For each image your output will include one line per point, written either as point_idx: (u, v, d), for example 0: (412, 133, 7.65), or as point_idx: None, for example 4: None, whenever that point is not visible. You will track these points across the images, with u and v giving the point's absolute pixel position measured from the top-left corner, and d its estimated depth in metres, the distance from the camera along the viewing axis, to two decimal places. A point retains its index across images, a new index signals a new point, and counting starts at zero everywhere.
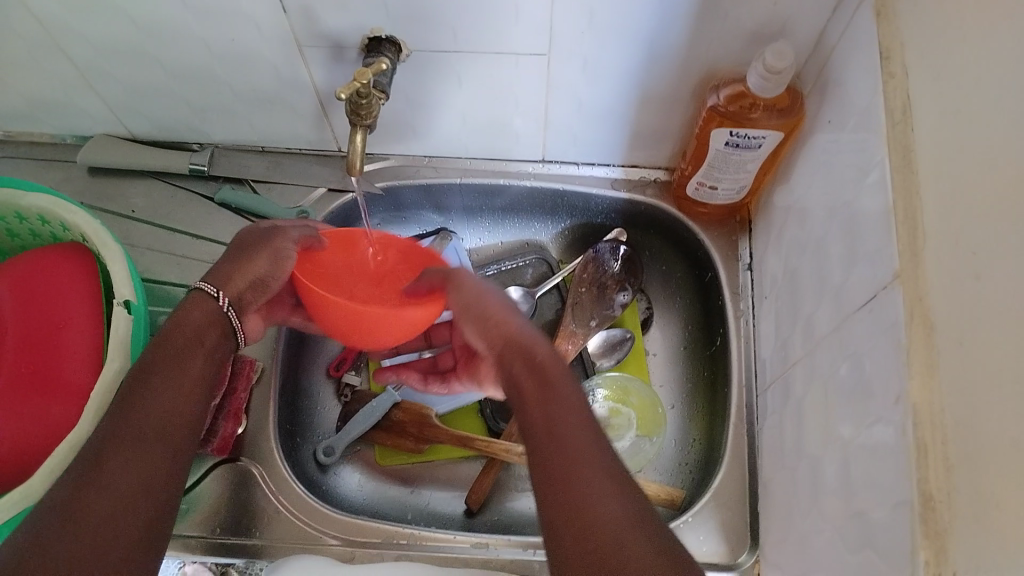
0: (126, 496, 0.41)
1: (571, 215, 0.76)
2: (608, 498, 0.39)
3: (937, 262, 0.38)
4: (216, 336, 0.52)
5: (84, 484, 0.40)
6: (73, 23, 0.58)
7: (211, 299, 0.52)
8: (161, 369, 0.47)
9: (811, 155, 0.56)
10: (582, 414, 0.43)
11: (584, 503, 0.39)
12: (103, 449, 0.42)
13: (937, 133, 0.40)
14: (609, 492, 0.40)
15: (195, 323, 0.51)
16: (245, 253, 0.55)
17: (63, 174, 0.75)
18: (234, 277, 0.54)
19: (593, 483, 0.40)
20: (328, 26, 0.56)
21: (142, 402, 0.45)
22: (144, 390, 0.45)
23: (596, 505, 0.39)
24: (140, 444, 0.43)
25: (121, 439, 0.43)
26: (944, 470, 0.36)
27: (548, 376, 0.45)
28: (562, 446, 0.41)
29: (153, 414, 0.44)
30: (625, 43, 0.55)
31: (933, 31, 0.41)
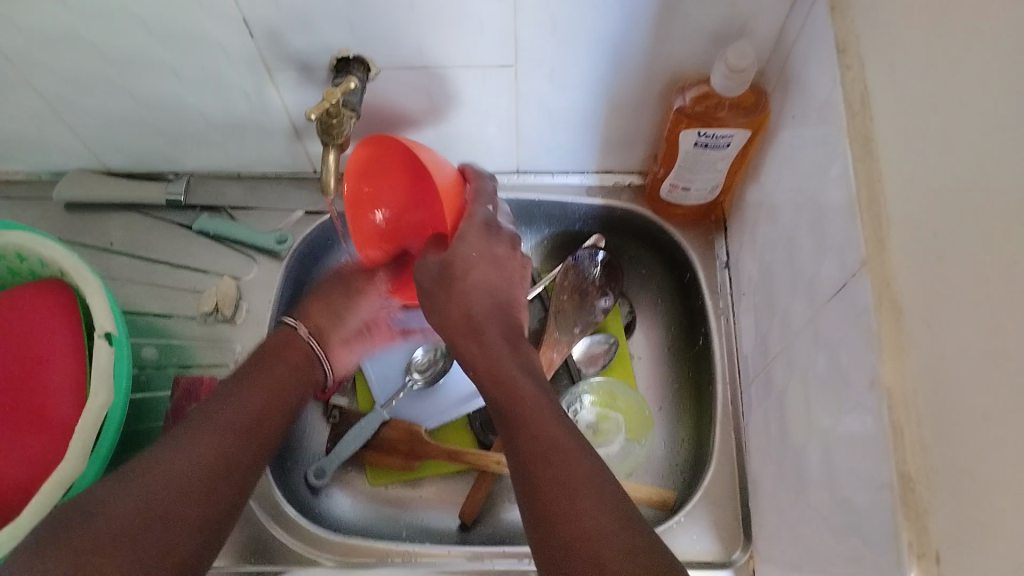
0: (186, 492, 0.47)
1: (549, 224, 0.76)
2: (585, 476, 0.43)
3: (903, 248, 0.39)
4: (303, 361, 0.63)
5: (155, 470, 0.47)
6: (43, 59, 0.58)
7: (295, 335, 0.64)
8: (256, 373, 0.58)
9: (778, 151, 0.56)
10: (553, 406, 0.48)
11: (560, 477, 0.43)
12: (199, 427, 0.51)
13: (895, 121, 0.41)
14: (587, 484, 0.43)
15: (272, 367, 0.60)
16: (325, 292, 0.69)
17: (40, 211, 0.75)
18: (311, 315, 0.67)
19: (577, 467, 0.43)
20: (296, 49, 0.56)
21: (234, 400, 0.54)
22: (238, 388, 0.56)
23: (576, 478, 0.43)
24: (205, 457, 0.49)
25: (216, 423, 0.52)
26: (921, 449, 0.36)
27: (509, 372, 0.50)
28: (536, 441, 0.45)
29: (222, 436, 0.51)
30: (589, 50, 0.56)
31: (885, 21, 0.42)
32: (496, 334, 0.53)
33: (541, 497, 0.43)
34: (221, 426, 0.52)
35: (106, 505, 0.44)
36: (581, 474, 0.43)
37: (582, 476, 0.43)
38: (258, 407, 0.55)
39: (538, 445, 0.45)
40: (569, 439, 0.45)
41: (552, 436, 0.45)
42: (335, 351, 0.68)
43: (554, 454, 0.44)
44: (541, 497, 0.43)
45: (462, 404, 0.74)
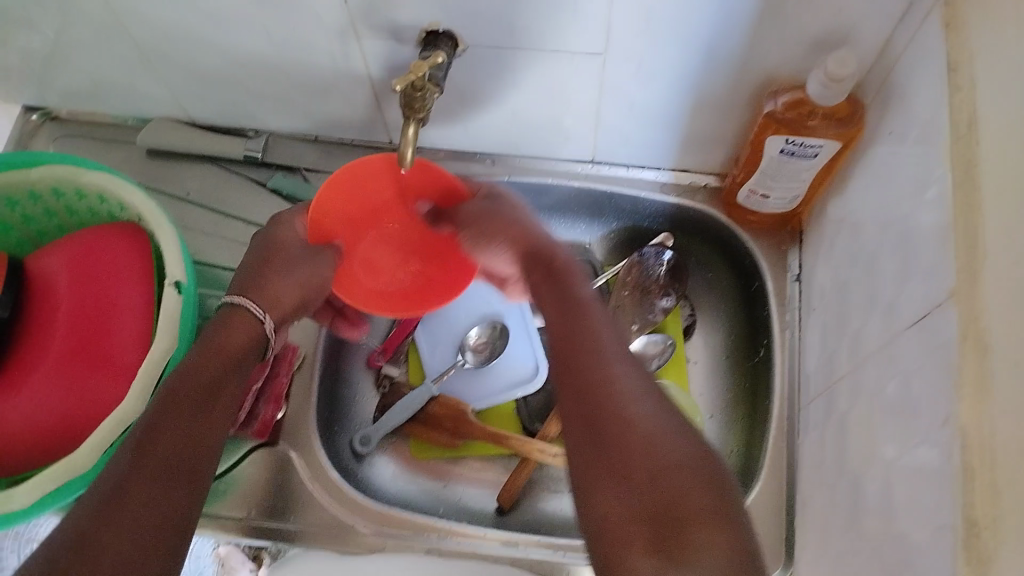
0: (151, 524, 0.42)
1: (618, 217, 0.75)
2: (624, 375, 0.45)
3: (996, 283, 0.37)
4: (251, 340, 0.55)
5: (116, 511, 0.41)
6: (140, 8, 0.60)
7: (249, 313, 0.56)
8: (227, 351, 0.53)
9: (869, 167, 0.54)
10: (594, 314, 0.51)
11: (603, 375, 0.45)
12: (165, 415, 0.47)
13: (1004, 149, 0.39)
14: (638, 405, 0.43)
15: (215, 345, 0.53)
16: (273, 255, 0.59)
17: (123, 156, 0.77)
18: (275, 292, 0.58)
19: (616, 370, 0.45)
20: (386, 18, 0.56)
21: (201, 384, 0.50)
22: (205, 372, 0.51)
23: (616, 377, 0.45)
24: (164, 478, 0.44)
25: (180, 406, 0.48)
26: (992, 495, 0.35)
27: (564, 282, 0.54)
28: (588, 373, 0.45)
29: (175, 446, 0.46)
30: (682, 45, 0.55)
31: (1006, 41, 0.40)
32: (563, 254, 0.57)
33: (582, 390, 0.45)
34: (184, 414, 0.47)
35: (67, 564, 0.39)
36: (632, 395, 0.44)
37: (636, 399, 0.44)
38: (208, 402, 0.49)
39: (588, 363, 0.46)
40: (622, 364, 0.46)
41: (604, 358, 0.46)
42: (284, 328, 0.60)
43: (608, 375, 0.45)
44: (591, 406, 0.44)
45: (513, 387, 0.74)
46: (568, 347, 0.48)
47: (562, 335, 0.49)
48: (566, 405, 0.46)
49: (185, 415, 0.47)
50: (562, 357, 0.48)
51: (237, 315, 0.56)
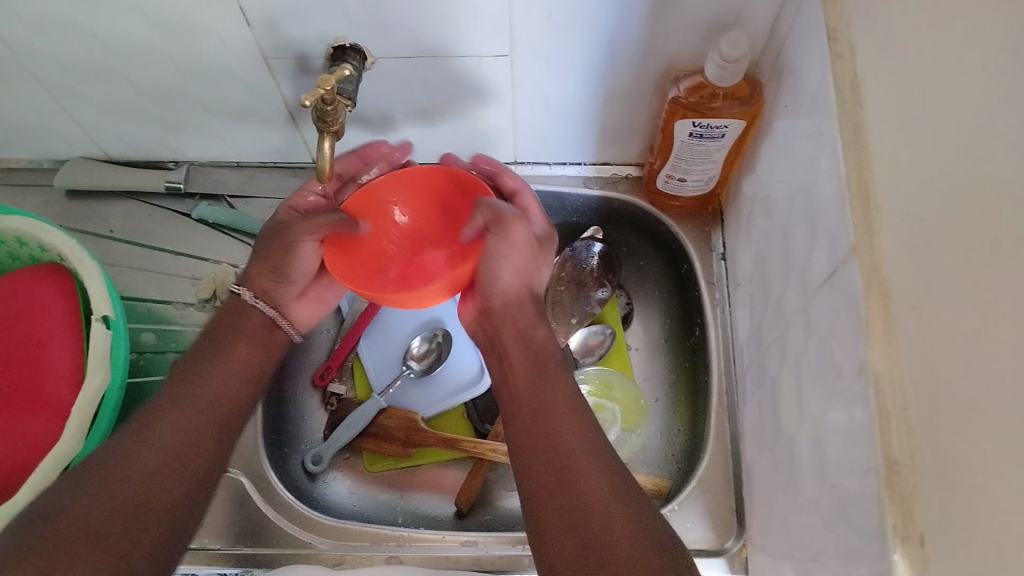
0: (148, 494, 0.45)
1: (547, 215, 0.77)
2: (607, 498, 0.44)
3: (892, 236, 0.39)
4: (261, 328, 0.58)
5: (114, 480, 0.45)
6: (42, 48, 0.59)
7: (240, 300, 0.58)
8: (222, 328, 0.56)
9: (772, 141, 0.57)
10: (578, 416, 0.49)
11: (581, 495, 0.44)
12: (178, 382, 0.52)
13: (885, 109, 0.41)
14: (614, 517, 0.43)
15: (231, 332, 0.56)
16: (264, 247, 0.58)
17: (41, 199, 0.75)
18: (258, 273, 0.58)
19: (592, 482, 0.45)
20: (293, 37, 0.57)
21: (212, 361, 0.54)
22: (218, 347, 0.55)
23: (596, 496, 0.44)
24: (170, 451, 0.48)
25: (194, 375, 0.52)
26: (907, 433, 0.37)
27: (541, 369, 0.52)
28: (569, 489, 0.45)
29: (187, 423, 0.49)
30: (586, 39, 0.56)
31: (877, 9, 0.42)
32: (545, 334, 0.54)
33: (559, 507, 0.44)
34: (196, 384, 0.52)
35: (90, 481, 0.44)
36: (584, 459, 0.46)
37: (587, 463, 0.46)
38: (222, 384, 0.53)
39: (545, 432, 0.48)
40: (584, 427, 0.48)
41: (561, 422, 0.48)
42: (290, 307, 0.60)
43: (564, 441, 0.47)
44: (543, 473, 0.46)
45: (461, 391, 0.75)
46: (530, 415, 0.49)
47: (527, 405, 0.50)
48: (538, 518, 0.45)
49: (190, 398, 0.51)
50: (530, 432, 0.48)
51: (241, 307, 0.58)
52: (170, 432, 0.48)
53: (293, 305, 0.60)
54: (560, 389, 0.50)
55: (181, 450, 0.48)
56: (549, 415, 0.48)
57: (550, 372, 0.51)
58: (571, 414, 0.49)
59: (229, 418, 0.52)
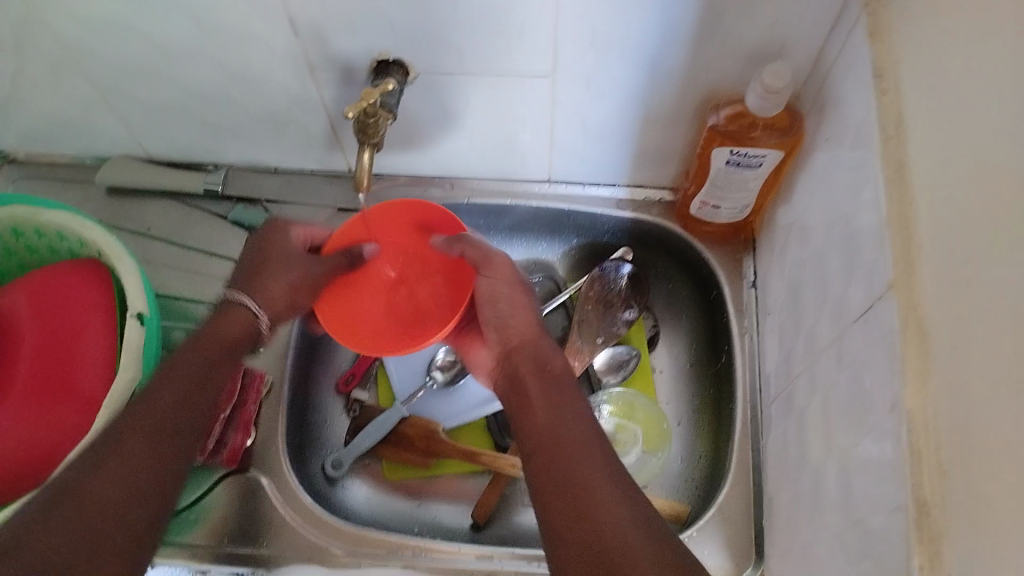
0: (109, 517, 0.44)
1: (578, 234, 0.77)
2: (609, 489, 0.45)
3: (932, 276, 0.39)
4: (244, 326, 0.57)
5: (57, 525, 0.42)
6: (94, 47, 0.60)
7: (242, 305, 0.58)
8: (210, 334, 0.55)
9: (810, 173, 0.57)
10: (582, 414, 0.50)
11: (583, 486, 0.45)
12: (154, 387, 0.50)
13: (929, 148, 0.41)
14: (619, 509, 0.44)
15: (208, 333, 0.55)
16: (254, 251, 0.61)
17: (82, 194, 0.77)
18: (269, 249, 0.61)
19: (596, 472, 0.46)
20: (339, 49, 0.57)
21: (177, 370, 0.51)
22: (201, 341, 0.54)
23: (594, 484, 0.45)
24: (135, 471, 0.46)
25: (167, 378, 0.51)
26: (938, 474, 0.36)
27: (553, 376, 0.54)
28: (569, 486, 0.45)
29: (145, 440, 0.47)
30: (628, 63, 0.57)
31: (926, 49, 0.43)
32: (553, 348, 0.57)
33: (565, 496, 0.45)
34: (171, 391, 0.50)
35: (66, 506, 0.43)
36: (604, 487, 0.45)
37: (605, 487, 0.45)
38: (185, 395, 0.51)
39: (556, 459, 0.47)
40: (602, 458, 0.47)
41: (577, 452, 0.47)
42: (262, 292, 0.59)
43: (581, 469, 0.46)
44: (557, 501, 0.45)
45: (483, 404, 0.75)
46: (549, 449, 0.48)
47: (541, 434, 0.49)
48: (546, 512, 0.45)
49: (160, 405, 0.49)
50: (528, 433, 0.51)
51: (237, 307, 0.58)
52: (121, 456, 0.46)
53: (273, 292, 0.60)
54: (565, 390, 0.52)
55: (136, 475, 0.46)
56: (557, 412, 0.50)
57: (565, 409, 0.51)
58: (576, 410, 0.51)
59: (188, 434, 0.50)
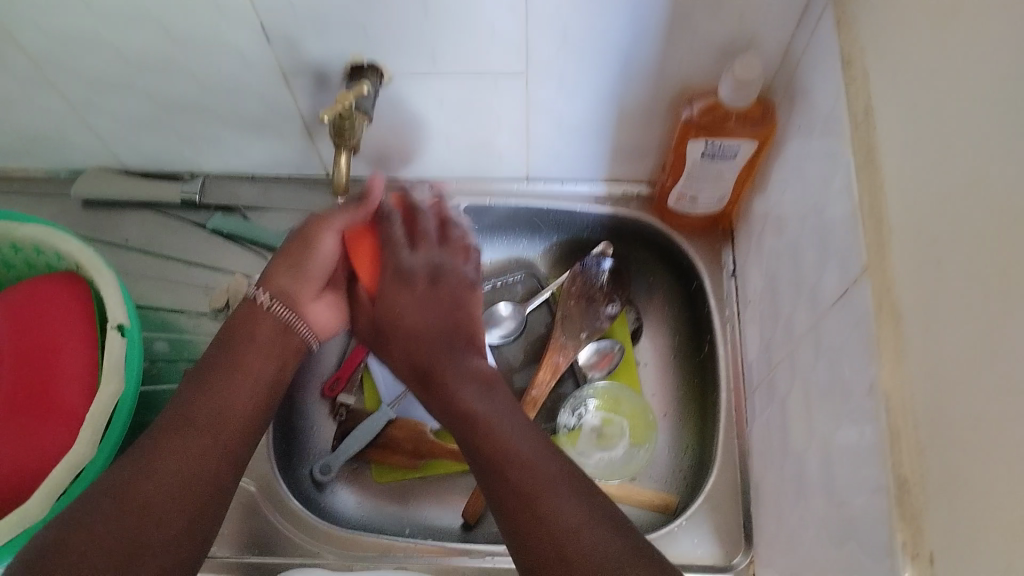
0: (146, 517, 0.44)
1: (557, 231, 0.77)
2: (554, 475, 0.45)
3: (903, 259, 0.40)
4: (274, 331, 0.57)
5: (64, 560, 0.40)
6: (64, 60, 0.60)
7: (258, 305, 0.57)
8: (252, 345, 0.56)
9: (784, 162, 0.57)
10: (507, 406, 0.50)
11: (529, 470, 0.46)
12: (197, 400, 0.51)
13: (897, 133, 0.42)
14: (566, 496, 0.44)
15: (228, 366, 0.54)
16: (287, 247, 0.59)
17: (57, 207, 0.76)
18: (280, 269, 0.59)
19: (539, 458, 0.46)
20: (312, 54, 0.57)
21: (221, 386, 0.52)
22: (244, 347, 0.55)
23: (542, 471, 0.46)
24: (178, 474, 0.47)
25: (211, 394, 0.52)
26: (917, 454, 0.37)
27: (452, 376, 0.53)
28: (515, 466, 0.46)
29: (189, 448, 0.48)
30: (600, 59, 0.57)
31: (891, 37, 0.43)
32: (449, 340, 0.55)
33: (510, 484, 0.46)
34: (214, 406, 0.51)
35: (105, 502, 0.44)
36: (551, 473, 0.45)
37: (547, 473, 0.46)
38: (205, 435, 0.49)
39: (491, 450, 0.48)
40: (541, 456, 0.47)
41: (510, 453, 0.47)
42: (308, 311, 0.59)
43: (523, 454, 0.47)
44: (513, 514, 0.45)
45: None
46: (486, 454, 0.48)
47: (470, 428, 0.50)
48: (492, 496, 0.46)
49: (204, 419, 0.50)
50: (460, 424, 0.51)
51: (257, 314, 0.57)
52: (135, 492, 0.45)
53: (312, 305, 0.59)
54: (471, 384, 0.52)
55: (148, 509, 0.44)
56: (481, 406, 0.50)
57: (489, 403, 0.51)
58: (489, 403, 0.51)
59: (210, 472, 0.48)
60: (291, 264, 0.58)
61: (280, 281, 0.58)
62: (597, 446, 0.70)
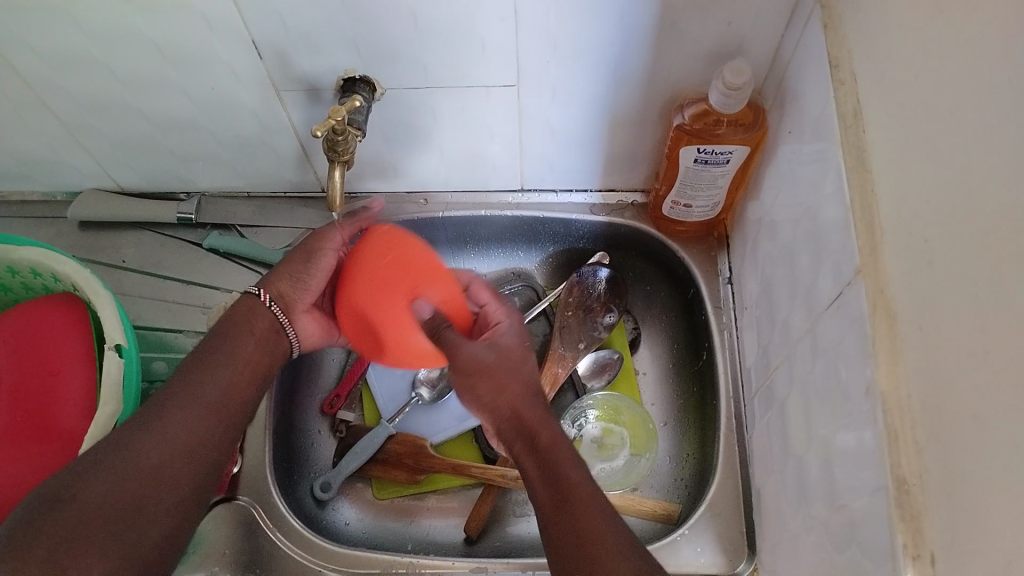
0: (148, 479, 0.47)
1: (554, 241, 0.78)
2: (612, 539, 0.45)
3: (896, 259, 0.40)
4: (268, 330, 0.58)
5: (51, 531, 0.42)
6: (58, 81, 0.60)
7: (258, 302, 0.59)
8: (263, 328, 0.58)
9: (777, 167, 0.57)
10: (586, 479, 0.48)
11: (592, 531, 0.45)
12: (200, 365, 0.54)
13: (887, 133, 0.42)
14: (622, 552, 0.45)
15: (230, 350, 0.55)
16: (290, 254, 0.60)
17: (53, 229, 0.76)
18: (279, 277, 0.60)
19: (603, 519, 0.46)
20: (304, 69, 0.58)
21: (224, 355, 0.55)
22: (251, 326, 0.57)
23: (603, 535, 0.45)
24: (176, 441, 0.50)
25: (213, 361, 0.54)
26: (915, 453, 0.37)
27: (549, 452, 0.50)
28: (578, 525, 0.46)
29: (195, 417, 0.51)
30: (590, 68, 0.57)
31: (877, 38, 0.43)
32: (539, 415, 0.52)
33: (572, 538, 0.46)
34: (210, 370, 0.54)
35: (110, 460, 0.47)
36: (609, 535, 0.45)
37: (607, 535, 0.45)
38: (200, 417, 0.51)
39: (570, 517, 0.46)
40: (600, 507, 0.47)
41: (585, 510, 0.46)
42: (297, 319, 0.60)
43: (589, 519, 0.46)
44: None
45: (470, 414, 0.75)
46: (562, 531, 0.46)
47: (551, 498, 0.48)
48: (554, 550, 0.46)
49: (206, 387, 0.53)
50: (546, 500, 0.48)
51: (256, 309, 0.58)
52: (125, 466, 0.47)
53: (301, 317, 0.60)
54: (565, 461, 0.49)
55: (131, 486, 0.47)
56: (559, 475, 0.48)
57: (569, 477, 0.48)
58: (576, 478, 0.48)
59: (194, 456, 0.50)
60: (288, 271, 0.60)
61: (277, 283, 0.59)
62: (598, 456, 0.70)
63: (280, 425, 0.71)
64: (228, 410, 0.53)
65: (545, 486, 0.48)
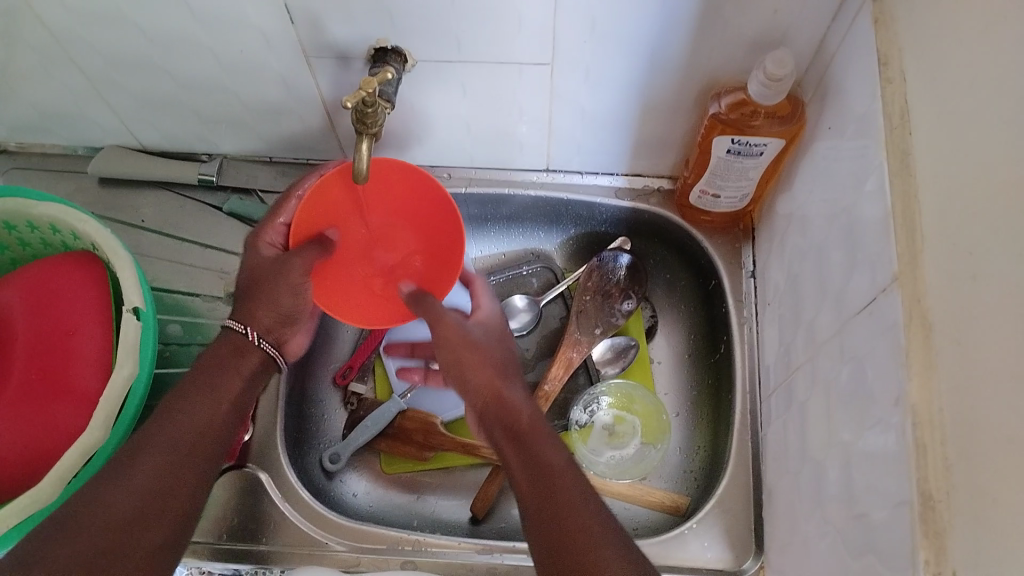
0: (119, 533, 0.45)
1: (576, 223, 0.77)
2: (601, 542, 0.45)
3: (935, 267, 0.39)
4: (257, 367, 0.56)
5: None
6: (86, 36, 0.59)
7: (243, 339, 0.56)
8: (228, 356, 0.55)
9: (812, 162, 0.56)
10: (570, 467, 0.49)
11: (580, 531, 0.45)
12: (172, 405, 0.52)
13: (933, 135, 0.41)
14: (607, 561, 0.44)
15: (207, 387, 0.53)
16: (262, 284, 0.56)
17: (74, 185, 0.76)
18: (256, 313, 0.56)
19: (589, 518, 0.46)
20: (335, 36, 0.57)
21: (192, 392, 0.53)
22: (225, 357, 0.55)
23: (593, 533, 0.45)
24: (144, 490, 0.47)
25: (187, 399, 0.52)
26: (943, 468, 0.36)
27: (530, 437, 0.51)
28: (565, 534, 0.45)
29: (160, 461, 0.49)
30: (627, 51, 0.56)
31: (931, 36, 0.42)
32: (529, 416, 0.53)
33: (561, 540, 0.45)
34: (182, 410, 0.52)
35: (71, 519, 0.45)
36: (600, 546, 0.44)
37: (594, 533, 0.45)
38: (170, 461, 0.49)
39: (558, 509, 0.46)
40: (585, 501, 0.47)
41: (570, 503, 0.46)
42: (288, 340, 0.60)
43: (573, 515, 0.46)
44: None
45: None
46: (549, 527, 0.46)
47: (536, 486, 0.48)
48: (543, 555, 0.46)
49: (175, 430, 0.50)
50: (533, 495, 0.48)
51: (238, 346, 0.56)
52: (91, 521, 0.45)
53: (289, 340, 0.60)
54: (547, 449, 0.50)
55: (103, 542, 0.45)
56: (543, 466, 0.48)
57: (551, 464, 0.49)
58: (561, 469, 0.48)
59: (166, 500, 0.48)
60: (258, 303, 0.56)
61: (252, 310, 0.56)
62: (608, 444, 0.70)
63: (291, 392, 0.71)
64: (200, 451, 0.51)
65: (533, 471, 0.48)
